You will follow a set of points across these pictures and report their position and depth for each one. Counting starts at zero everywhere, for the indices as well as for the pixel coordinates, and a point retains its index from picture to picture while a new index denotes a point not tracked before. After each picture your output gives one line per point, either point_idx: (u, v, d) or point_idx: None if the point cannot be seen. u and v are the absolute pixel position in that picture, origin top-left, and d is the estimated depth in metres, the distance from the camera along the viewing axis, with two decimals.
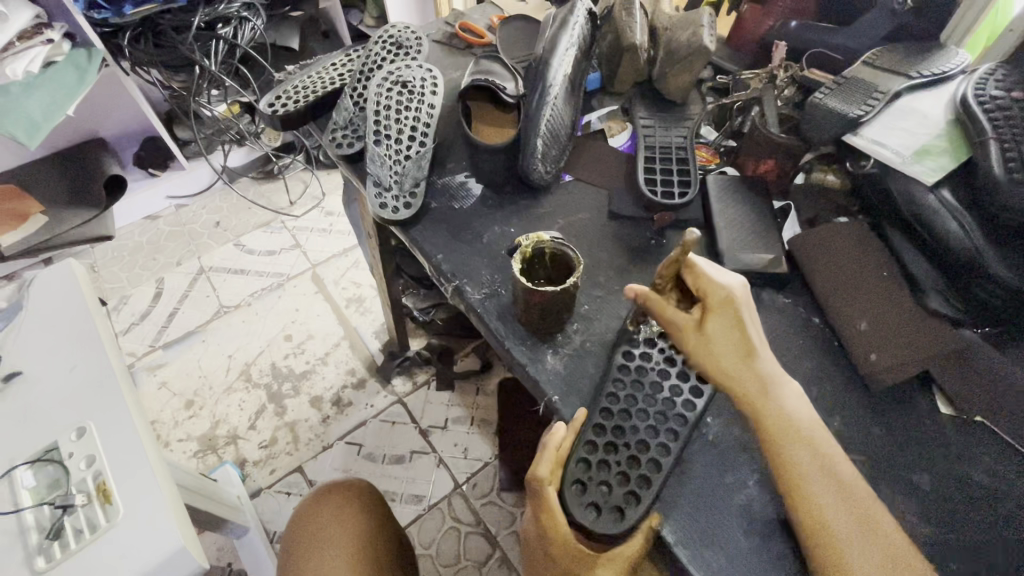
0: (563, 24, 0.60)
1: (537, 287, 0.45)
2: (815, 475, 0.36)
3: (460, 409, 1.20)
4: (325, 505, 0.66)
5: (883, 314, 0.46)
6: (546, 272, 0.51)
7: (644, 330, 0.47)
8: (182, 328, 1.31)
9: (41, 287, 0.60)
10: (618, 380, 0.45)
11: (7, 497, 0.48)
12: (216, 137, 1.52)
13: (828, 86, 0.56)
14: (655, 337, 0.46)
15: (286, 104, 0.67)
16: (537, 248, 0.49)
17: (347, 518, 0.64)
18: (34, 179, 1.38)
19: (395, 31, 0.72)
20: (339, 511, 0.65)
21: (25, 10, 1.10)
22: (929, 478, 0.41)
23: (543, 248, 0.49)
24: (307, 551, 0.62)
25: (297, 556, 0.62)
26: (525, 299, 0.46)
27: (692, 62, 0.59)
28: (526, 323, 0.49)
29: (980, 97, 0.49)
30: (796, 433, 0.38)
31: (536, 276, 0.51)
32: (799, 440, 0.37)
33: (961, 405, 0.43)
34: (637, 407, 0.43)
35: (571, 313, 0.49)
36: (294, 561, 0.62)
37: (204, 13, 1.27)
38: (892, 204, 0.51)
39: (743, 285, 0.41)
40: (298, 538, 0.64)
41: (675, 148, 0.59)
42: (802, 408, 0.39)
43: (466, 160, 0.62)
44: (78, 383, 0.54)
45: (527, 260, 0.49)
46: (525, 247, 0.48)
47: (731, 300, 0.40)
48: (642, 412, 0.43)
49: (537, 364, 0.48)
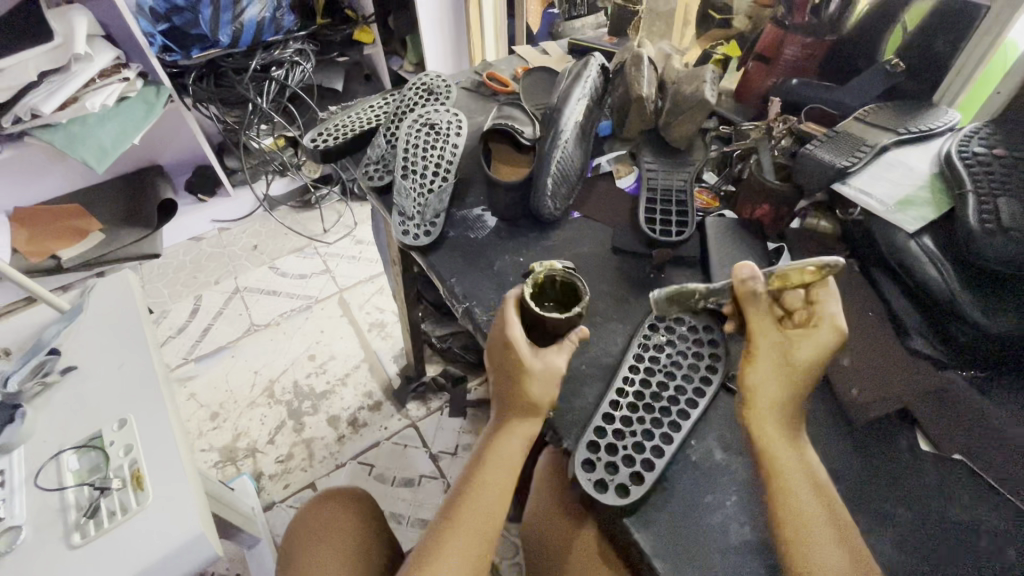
0: (577, 77, 0.67)
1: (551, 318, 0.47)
2: (799, 479, 0.40)
3: (471, 437, 1.22)
4: (328, 505, 0.69)
5: (863, 351, 0.49)
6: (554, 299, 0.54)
7: (651, 340, 0.52)
8: (214, 343, 1.39)
9: (99, 293, 0.67)
10: (624, 382, 0.49)
11: (53, 477, 0.54)
12: (261, 167, 1.63)
13: (820, 138, 0.60)
14: (664, 345, 0.52)
15: (327, 140, 0.75)
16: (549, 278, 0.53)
17: (345, 512, 0.69)
18: (97, 200, 1.52)
19: (428, 79, 0.80)
20: (334, 512, 0.69)
21: (107, 51, 1.24)
22: (906, 511, 0.42)
23: (554, 276, 0.53)
24: (308, 544, 0.65)
25: (298, 547, 0.65)
26: (527, 322, 0.50)
27: (695, 114, 0.65)
28: None
29: (962, 153, 0.53)
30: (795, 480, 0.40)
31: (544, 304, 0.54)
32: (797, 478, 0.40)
33: (940, 441, 0.45)
34: (636, 415, 0.47)
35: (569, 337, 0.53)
36: (296, 552, 0.65)
37: (261, 57, 1.42)
38: (878, 250, 0.54)
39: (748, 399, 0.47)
40: (298, 535, 0.67)
41: (676, 190, 0.64)
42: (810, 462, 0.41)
43: (483, 195, 0.68)
44: (123, 379, 0.60)
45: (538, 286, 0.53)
46: (539, 273, 0.52)
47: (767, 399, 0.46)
48: (647, 409, 0.48)
49: None
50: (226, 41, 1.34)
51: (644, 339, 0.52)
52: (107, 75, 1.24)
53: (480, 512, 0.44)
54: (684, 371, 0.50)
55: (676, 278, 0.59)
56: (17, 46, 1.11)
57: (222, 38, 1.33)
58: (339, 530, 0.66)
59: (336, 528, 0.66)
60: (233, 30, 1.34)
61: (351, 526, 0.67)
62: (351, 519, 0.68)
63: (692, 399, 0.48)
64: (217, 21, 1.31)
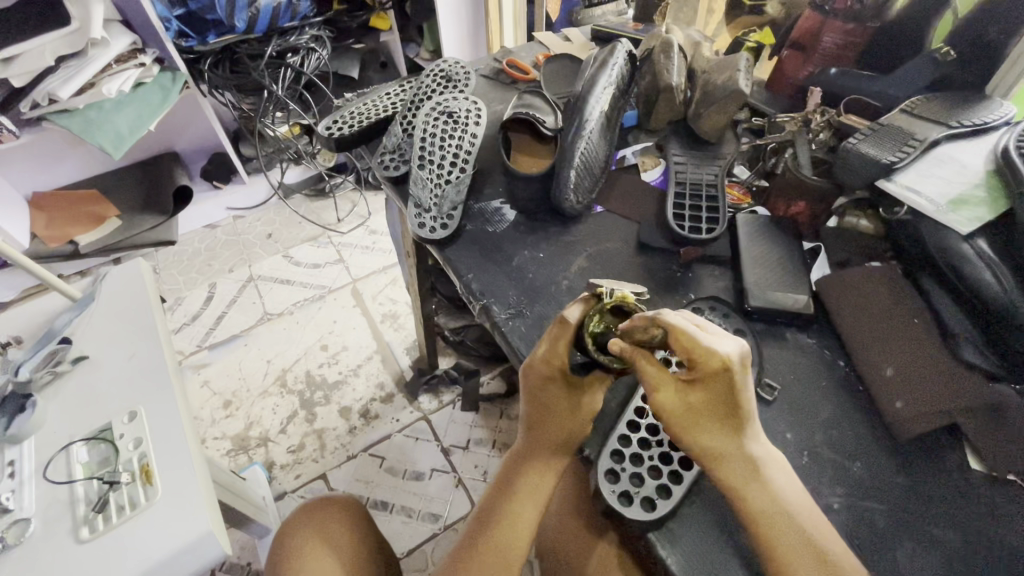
0: (603, 64, 0.64)
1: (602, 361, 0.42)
2: (773, 514, 0.37)
3: (483, 431, 1.20)
4: (321, 512, 0.68)
5: (908, 361, 0.46)
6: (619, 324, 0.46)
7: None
8: (227, 331, 1.38)
9: (111, 281, 0.66)
10: None
11: (63, 469, 0.53)
12: (276, 154, 1.62)
13: (862, 133, 0.56)
14: None
15: (341, 128, 0.73)
16: (619, 309, 0.44)
17: (339, 521, 0.67)
18: (114, 186, 1.52)
19: (446, 66, 0.77)
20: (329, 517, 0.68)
21: (124, 37, 1.23)
22: (954, 534, 0.39)
23: (626, 306, 0.44)
24: (296, 550, 0.63)
25: (285, 553, 0.64)
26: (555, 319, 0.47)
27: (728, 104, 0.62)
28: None
29: (1022, 150, 0.49)
30: (760, 509, 0.37)
31: None
32: (775, 514, 0.37)
33: (993, 462, 0.42)
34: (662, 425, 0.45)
35: None
36: (284, 558, 0.64)
37: (277, 43, 1.40)
38: (925, 252, 0.50)
39: (740, 348, 0.38)
40: (288, 540, 0.65)
41: (705, 185, 0.61)
42: (785, 483, 0.38)
43: (502, 187, 0.66)
44: (134, 370, 0.59)
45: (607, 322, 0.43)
46: (607, 303, 0.43)
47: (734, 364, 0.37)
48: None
49: None
50: (241, 27, 1.33)
51: None
52: (123, 61, 1.23)
53: (505, 530, 0.43)
54: None
55: (705, 277, 0.56)
56: (33, 31, 1.10)
57: (238, 23, 1.31)
58: (333, 539, 0.65)
59: (328, 536, 0.65)
60: (248, 15, 1.32)
61: (344, 535, 0.66)
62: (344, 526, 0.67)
63: None
64: (234, 6, 1.29)
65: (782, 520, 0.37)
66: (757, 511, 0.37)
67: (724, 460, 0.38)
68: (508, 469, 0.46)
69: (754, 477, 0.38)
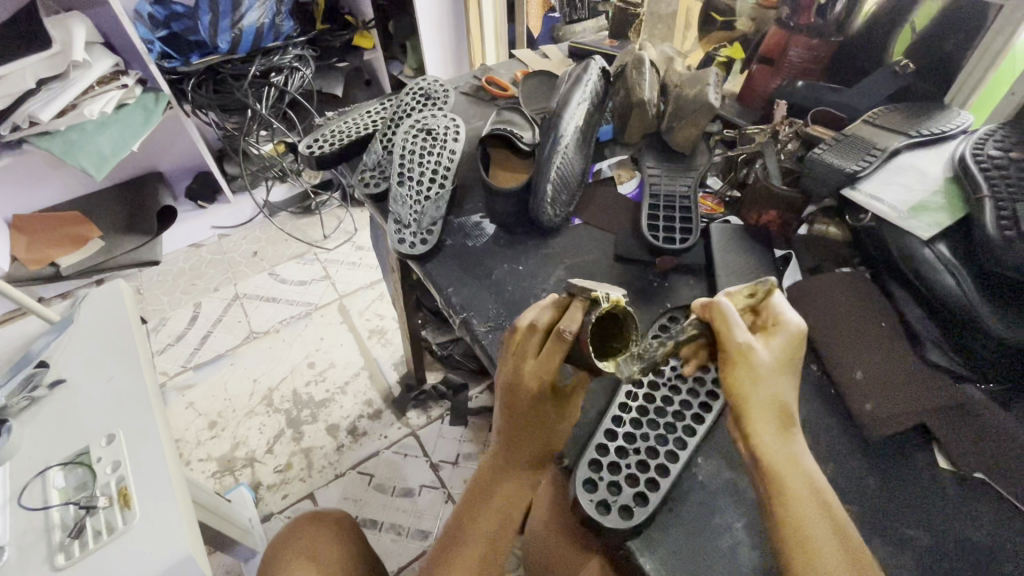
0: (577, 81, 0.65)
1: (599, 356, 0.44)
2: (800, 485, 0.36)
3: (472, 445, 1.20)
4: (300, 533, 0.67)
5: (876, 364, 0.47)
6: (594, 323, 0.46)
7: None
8: (213, 350, 1.37)
9: (90, 303, 0.66)
10: (627, 397, 0.47)
11: (39, 495, 0.52)
12: (260, 173, 1.64)
13: (827, 143, 0.58)
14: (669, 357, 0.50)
15: (322, 146, 0.73)
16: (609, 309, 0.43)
17: (324, 538, 0.66)
18: (97, 206, 1.51)
19: (426, 84, 0.79)
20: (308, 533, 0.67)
21: (106, 58, 1.23)
22: (925, 533, 0.40)
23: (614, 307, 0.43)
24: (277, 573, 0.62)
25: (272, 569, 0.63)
26: None
27: (699, 116, 0.64)
28: None
29: (977, 156, 0.51)
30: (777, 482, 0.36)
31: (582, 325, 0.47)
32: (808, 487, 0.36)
33: (959, 460, 0.43)
34: (638, 432, 0.45)
35: None
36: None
37: (261, 63, 1.41)
38: (890, 257, 0.52)
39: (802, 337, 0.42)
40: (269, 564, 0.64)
41: (679, 197, 0.62)
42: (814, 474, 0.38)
43: (482, 202, 0.67)
44: (113, 391, 0.59)
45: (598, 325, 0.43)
46: (605, 308, 0.41)
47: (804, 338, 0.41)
48: (652, 424, 0.46)
49: None
50: (225, 48, 1.34)
51: None
52: (105, 82, 1.23)
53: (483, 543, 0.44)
54: (691, 386, 0.48)
55: (681, 286, 0.57)
56: (14, 55, 1.10)
57: (221, 45, 1.33)
58: (316, 550, 0.64)
59: (313, 553, 0.64)
60: (232, 36, 1.33)
61: (330, 550, 0.65)
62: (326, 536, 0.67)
63: (699, 415, 0.46)
64: (217, 27, 1.31)
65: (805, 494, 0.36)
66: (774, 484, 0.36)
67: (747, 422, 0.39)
68: (484, 483, 0.46)
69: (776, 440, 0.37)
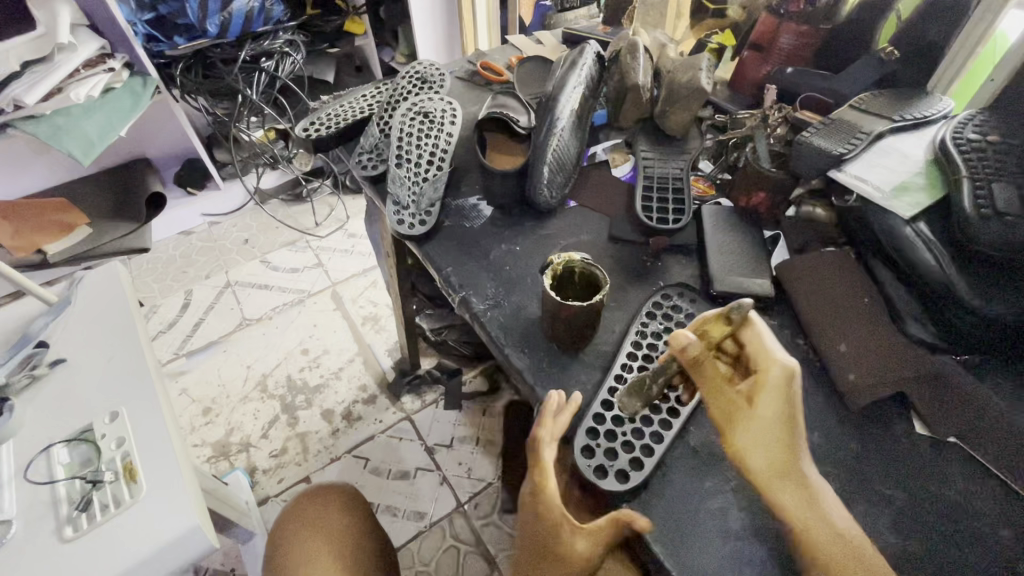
0: (573, 65, 0.67)
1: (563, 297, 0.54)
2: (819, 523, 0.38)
3: (466, 429, 1.22)
4: (307, 508, 0.69)
5: (860, 337, 0.49)
6: (575, 289, 0.54)
7: (649, 328, 0.52)
8: (205, 337, 1.37)
9: (87, 284, 0.66)
10: (622, 370, 0.49)
11: (44, 470, 0.53)
12: (251, 160, 1.63)
13: (816, 127, 0.60)
14: (662, 332, 0.52)
15: (318, 129, 0.74)
16: (567, 268, 0.52)
17: (332, 509, 0.68)
18: (84, 192, 1.49)
19: (422, 68, 0.79)
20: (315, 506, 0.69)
21: (92, 41, 1.21)
22: (901, 492, 0.43)
23: (573, 267, 0.52)
24: (288, 548, 0.64)
25: (283, 551, 0.64)
26: (553, 313, 0.49)
27: (691, 101, 0.65)
28: (553, 338, 0.52)
29: (957, 140, 0.53)
30: (823, 531, 0.37)
31: (567, 294, 0.54)
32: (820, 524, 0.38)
33: (936, 425, 0.45)
34: None
35: (595, 329, 0.52)
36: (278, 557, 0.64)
37: (251, 47, 1.40)
38: (873, 236, 0.54)
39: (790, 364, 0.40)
40: (280, 539, 0.66)
41: (672, 179, 0.64)
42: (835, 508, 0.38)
43: (479, 184, 0.68)
44: (115, 371, 0.59)
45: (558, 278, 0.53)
46: (557, 265, 0.51)
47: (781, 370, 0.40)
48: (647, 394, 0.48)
49: (542, 383, 0.50)
50: (214, 31, 1.32)
51: (644, 323, 0.53)
52: (92, 66, 1.21)
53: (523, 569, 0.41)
54: None
55: (673, 265, 0.59)
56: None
57: (210, 28, 1.30)
58: (323, 523, 0.66)
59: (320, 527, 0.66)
60: (220, 20, 1.31)
61: (338, 522, 0.67)
62: (332, 508, 0.68)
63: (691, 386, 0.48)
64: (206, 10, 1.27)
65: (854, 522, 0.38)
66: (818, 534, 0.37)
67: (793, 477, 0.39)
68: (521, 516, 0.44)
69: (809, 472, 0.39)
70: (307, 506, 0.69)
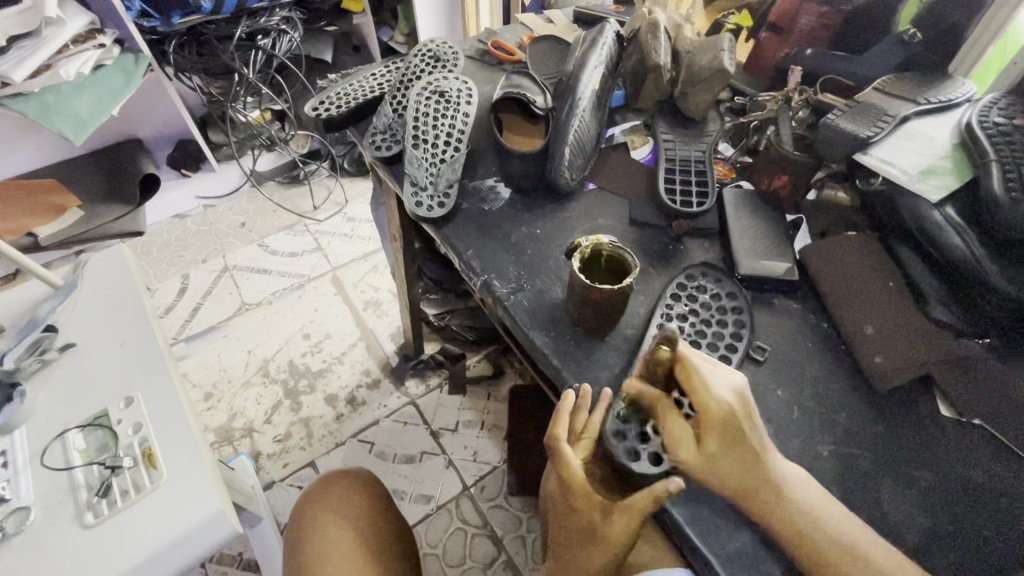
0: (593, 44, 0.65)
1: (594, 283, 0.53)
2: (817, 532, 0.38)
3: (471, 414, 1.22)
4: (325, 495, 0.68)
5: (887, 320, 0.49)
6: (604, 274, 0.54)
7: (675, 310, 0.52)
8: (204, 323, 1.35)
9: (94, 267, 0.64)
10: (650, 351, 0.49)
11: (60, 457, 0.52)
12: (247, 141, 1.60)
13: (840, 109, 0.59)
14: (687, 314, 0.51)
15: (329, 108, 0.72)
16: (595, 250, 0.52)
17: (354, 494, 0.69)
18: (75, 174, 1.46)
19: (434, 46, 0.77)
20: (334, 492, 0.69)
21: (81, 16, 1.17)
22: (928, 473, 0.43)
23: (601, 250, 0.52)
24: (310, 535, 0.64)
25: (306, 540, 0.64)
26: (581, 297, 0.49)
27: (712, 83, 0.65)
28: (580, 322, 0.52)
29: (983, 123, 0.53)
30: (815, 530, 0.38)
31: (597, 279, 0.54)
32: (812, 529, 0.38)
33: (962, 407, 0.46)
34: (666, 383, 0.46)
35: (622, 314, 0.51)
36: (302, 543, 0.64)
37: (247, 25, 1.36)
38: (900, 221, 0.54)
39: (737, 390, 0.41)
40: (302, 526, 0.66)
41: (693, 161, 0.64)
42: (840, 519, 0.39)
43: (496, 166, 0.66)
44: (126, 355, 0.58)
45: (585, 261, 0.52)
46: (585, 247, 0.51)
47: (723, 402, 0.40)
48: None
49: (570, 367, 0.50)
50: (208, 6, 1.26)
51: (670, 304, 0.52)
52: (81, 41, 1.17)
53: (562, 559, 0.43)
54: (711, 341, 0.50)
55: (696, 249, 0.59)
56: None
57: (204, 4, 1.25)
58: (345, 509, 0.67)
59: (348, 512, 0.66)
60: None
61: (361, 505, 0.68)
62: (352, 494, 0.69)
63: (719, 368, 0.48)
64: None
65: (831, 508, 0.40)
66: (807, 535, 0.38)
67: (766, 499, 0.39)
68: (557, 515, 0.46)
69: (791, 482, 0.40)
70: (326, 493, 0.69)
